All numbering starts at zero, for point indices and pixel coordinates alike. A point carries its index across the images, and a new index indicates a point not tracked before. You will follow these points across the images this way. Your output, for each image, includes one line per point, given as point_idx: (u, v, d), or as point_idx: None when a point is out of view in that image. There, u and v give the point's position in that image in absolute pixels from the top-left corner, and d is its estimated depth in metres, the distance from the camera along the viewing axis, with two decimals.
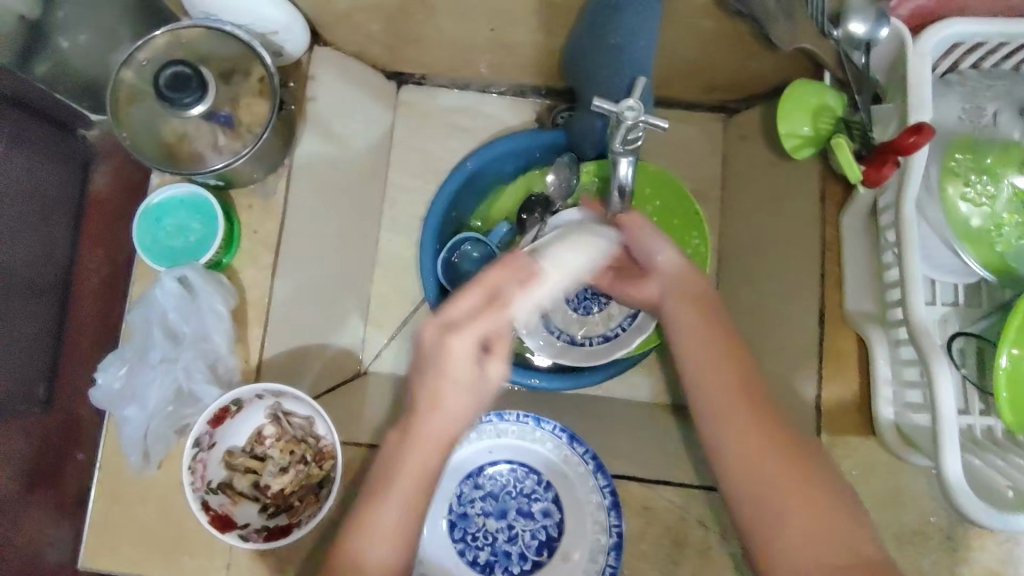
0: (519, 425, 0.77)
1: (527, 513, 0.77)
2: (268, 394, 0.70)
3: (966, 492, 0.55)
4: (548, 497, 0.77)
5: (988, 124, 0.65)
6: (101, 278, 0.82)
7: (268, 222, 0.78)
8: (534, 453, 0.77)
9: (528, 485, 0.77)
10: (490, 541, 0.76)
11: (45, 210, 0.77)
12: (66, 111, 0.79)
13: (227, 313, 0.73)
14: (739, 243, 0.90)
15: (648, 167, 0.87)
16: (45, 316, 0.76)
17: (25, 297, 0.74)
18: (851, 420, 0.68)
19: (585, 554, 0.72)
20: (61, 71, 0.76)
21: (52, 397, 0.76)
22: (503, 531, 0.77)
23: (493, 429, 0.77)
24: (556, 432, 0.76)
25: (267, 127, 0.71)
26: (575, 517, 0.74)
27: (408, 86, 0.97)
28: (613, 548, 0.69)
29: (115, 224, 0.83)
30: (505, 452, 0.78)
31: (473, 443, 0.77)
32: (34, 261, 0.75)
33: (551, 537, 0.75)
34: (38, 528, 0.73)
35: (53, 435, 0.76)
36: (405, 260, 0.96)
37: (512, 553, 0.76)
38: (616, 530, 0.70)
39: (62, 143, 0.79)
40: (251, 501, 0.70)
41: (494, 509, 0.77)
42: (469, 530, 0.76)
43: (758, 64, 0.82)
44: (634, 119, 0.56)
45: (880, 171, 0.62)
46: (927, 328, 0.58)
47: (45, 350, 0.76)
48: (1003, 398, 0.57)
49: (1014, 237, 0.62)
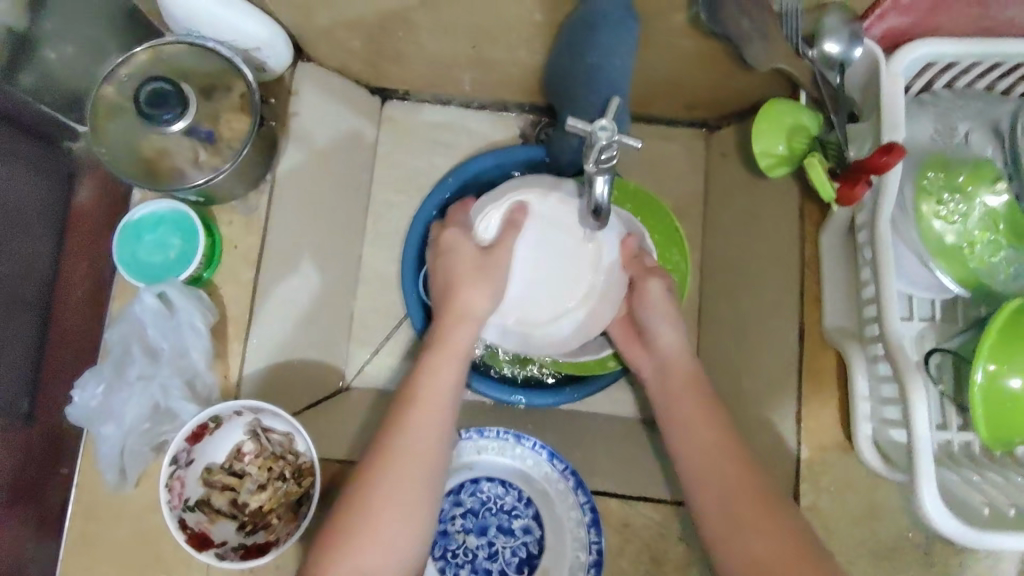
0: (499, 442, 0.77)
1: (507, 530, 0.77)
2: (247, 410, 0.69)
3: (938, 510, 0.56)
4: (529, 514, 0.76)
5: (960, 142, 0.66)
6: (85, 290, 0.81)
7: (249, 237, 0.77)
8: (516, 469, 0.77)
9: (509, 502, 0.77)
10: (471, 559, 0.76)
11: (25, 222, 0.75)
12: (53, 122, 0.79)
13: (207, 329, 0.72)
14: (720, 258, 0.91)
15: (628, 183, 0.88)
16: (23, 330, 0.74)
17: (7, 311, 0.73)
18: (829, 436, 0.68)
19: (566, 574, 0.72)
20: (45, 81, 0.77)
21: (34, 412, 0.75)
22: (484, 548, 0.76)
23: (473, 446, 0.77)
24: (537, 448, 0.75)
25: (246, 144, 0.71)
26: (555, 535, 0.74)
27: (393, 101, 0.98)
28: (594, 565, 0.69)
29: (100, 235, 0.83)
30: (487, 469, 0.78)
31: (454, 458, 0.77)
32: (14, 275, 0.74)
33: (532, 554, 0.75)
34: (17, 545, 0.72)
35: (35, 449, 0.74)
36: (388, 275, 0.96)
37: (493, 570, 0.75)
38: (596, 548, 0.69)
39: (46, 156, 0.78)
40: (230, 519, 0.69)
41: (475, 526, 0.77)
42: (449, 547, 0.76)
43: (736, 82, 0.82)
44: (608, 139, 0.55)
45: (852, 189, 0.63)
46: (903, 344, 0.58)
47: (26, 364, 0.75)
48: (979, 415, 0.57)
49: (986, 254, 0.63)
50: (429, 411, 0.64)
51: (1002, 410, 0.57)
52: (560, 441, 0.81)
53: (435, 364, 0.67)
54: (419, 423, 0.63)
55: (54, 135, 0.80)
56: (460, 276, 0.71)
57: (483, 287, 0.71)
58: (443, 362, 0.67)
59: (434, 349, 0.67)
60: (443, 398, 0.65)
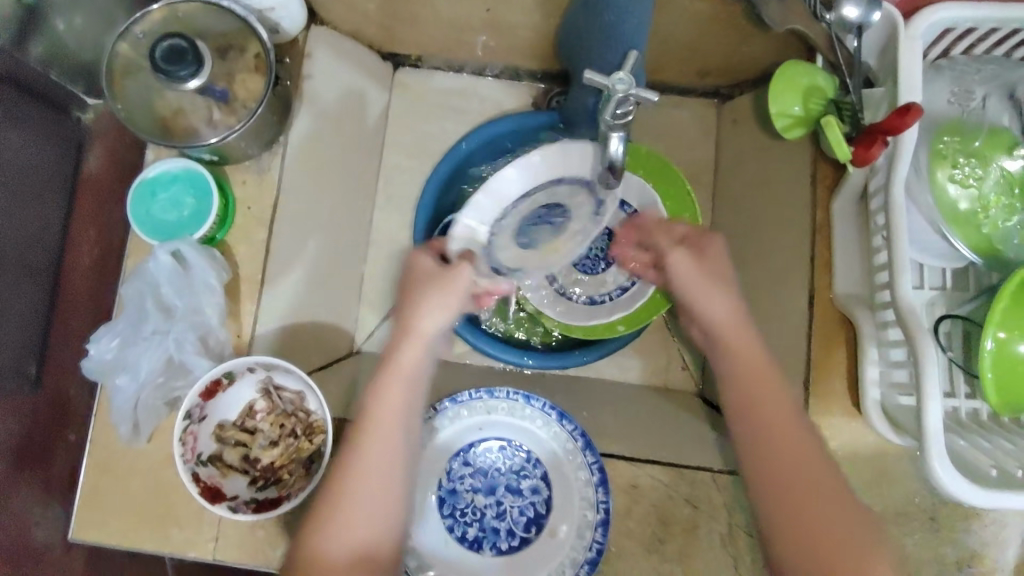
0: (509, 402, 0.78)
1: (516, 490, 0.78)
2: (260, 367, 0.70)
3: (948, 471, 0.56)
4: (537, 475, 0.78)
5: (976, 107, 0.65)
6: (92, 258, 0.85)
7: (264, 198, 0.77)
8: (520, 427, 0.79)
9: (518, 463, 0.79)
10: (479, 517, 0.77)
11: (38, 187, 0.77)
12: (61, 91, 0.81)
13: (221, 287, 0.73)
14: (729, 227, 0.91)
15: (640, 149, 0.88)
16: (37, 295, 0.77)
17: (18, 277, 0.74)
18: (838, 402, 0.69)
19: (573, 530, 0.73)
20: (54, 51, 0.78)
21: (41, 377, 0.78)
22: (492, 507, 0.78)
23: (483, 406, 0.78)
24: (546, 408, 0.77)
25: (260, 102, 0.71)
26: (563, 495, 0.75)
27: (404, 68, 0.98)
28: (602, 524, 0.69)
29: (106, 205, 0.86)
30: (498, 430, 0.79)
31: (465, 418, 0.78)
32: (27, 240, 0.75)
33: (540, 514, 0.76)
34: (26, 508, 0.76)
35: (42, 414, 0.78)
36: (398, 240, 0.97)
37: (501, 529, 0.77)
38: (604, 506, 0.70)
39: (58, 121, 0.80)
40: (241, 474, 0.70)
41: (483, 486, 0.79)
42: (458, 506, 0.78)
43: (750, 50, 0.83)
44: (625, 92, 0.55)
45: (868, 151, 0.62)
46: (915, 309, 0.59)
47: (37, 330, 0.77)
48: (988, 379, 0.58)
49: (1000, 219, 0.63)
50: (381, 431, 0.59)
51: (1011, 375, 0.57)
52: (569, 404, 0.82)
53: (383, 382, 0.61)
54: (404, 380, 0.61)
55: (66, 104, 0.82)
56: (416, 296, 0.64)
57: (434, 305, 0.63)
58: (391, 383, 0.61)
59: (404, 336, 0.62)
60: (393, 421, 0.60)
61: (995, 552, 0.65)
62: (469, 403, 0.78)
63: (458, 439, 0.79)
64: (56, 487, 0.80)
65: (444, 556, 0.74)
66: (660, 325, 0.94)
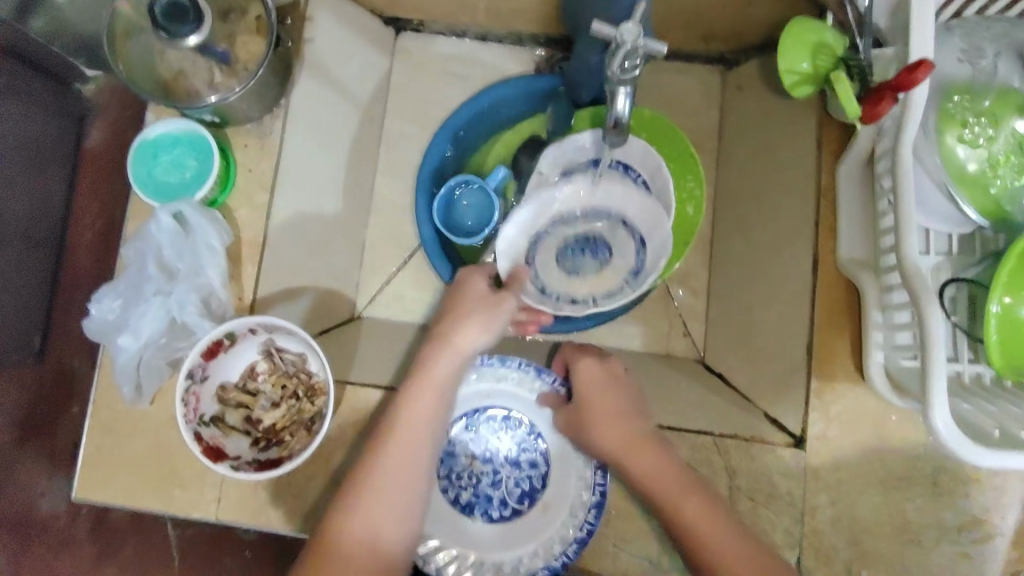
0: (520, 373, 0.79)
1: (514, 461, 0.79)
2: (261, 329, 0.70)
3: (951, 435, 0.55)
4: (537, 449, 0.79)
5: (987, 66, 0.64)
6: (94, 232, 0.95)
7: (263, 161, 0.76)
8: (527, 402, 0.80)
9: (520, 435, 0.79)
10: (474, 483, 0.78)
11: (42, 162, 0.88)
12: (61, 63, 0.90)
13: (223, 249, 0.73)
14: (733, 195, 0.90)
15: (643, 111, 0.88)
16: (44, 265, 0.89)
17: (27, 248, 0.87)
18: (840, 367, 0.68)
19: (565, 510, 0.74)
20: (56, 25, 0.86)
21: (45, 349, 0.90)
22: (488, 475, 0.78)
23: (494, 373, 0.79)
24: (556, 385, 0.79)
25: (261, 64, 0.69)
26: (561, 472, 0.77)
27: (406, 33, 0.97)
28: (596, 506, 0.70)
29: (111, 175, 0.96)
30: (503, 399, 0.80)
31: (473, 383, 0.79)
32: (32, 216, 0.87)
33: (535, 487, 0.77)
34: (30, 477, 0.88)
35: (45, 384, 0.91)
36: (400, 208, 0.97)
37: (494, 497, 0.77)
38: (600, 490, 0.71)
39: (67, 98, 0.92)
40: (243, 435, 0.70)
41: (481, 453, 0.79)
42: (454, 469, 0.78)
43: (756, 12, 0.82)
44: (633, 43, 0.54)
45: (876, 107, 0.62)
46: (921, 271, 0.58)
47: (43, 299, 0.90)
48: (992, 342, 0.57)
49: (1010, 180, 0.62)
50: (407, 436, 0.63)
51: (1018, 338, 0.57)
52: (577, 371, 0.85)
53: (416, 389, 0.65)
54: (436, 386, 0.65)
55: (68, 78, 0.93)
56: (464, 305, 0.69)
57: (480, 323, 0.68)
58: (423, 391, 0.65)
59: (446, 345, 0.67)
60: (421, 427, 0.64)
61: (996, 517, 0.65)
62: (483, 370, 0.79)
63: (465, 403, 0.80)
64: (61, 459, 0.92)
65: (434, 514, 0.75)
66: (662, 296, 0.96)
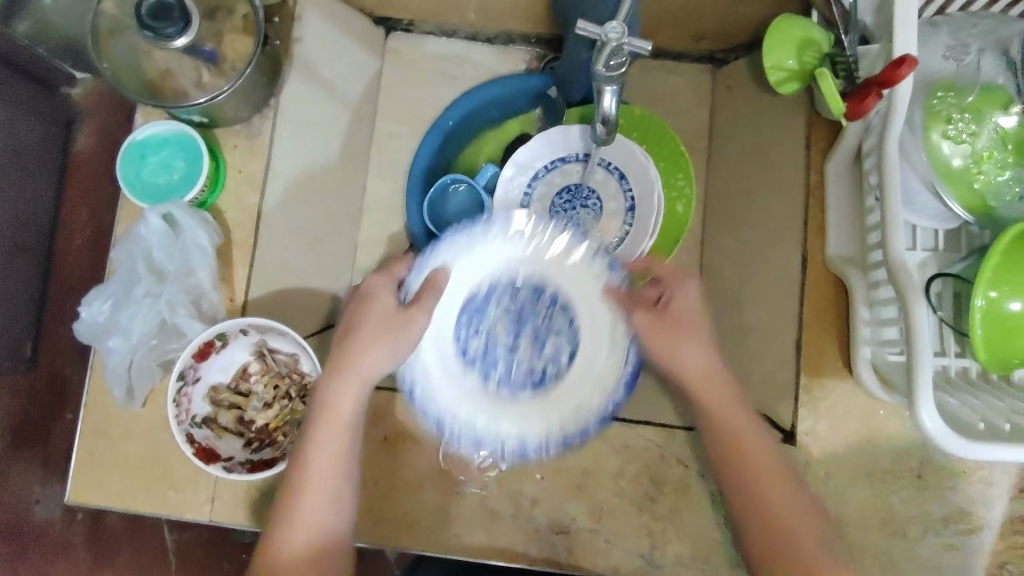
0: (590, 259, 0.80)
1: (538, 343, 0.79)
2: (253, 329, 0.70)
3: (937, 428, 0.56)
4: (567, 343, 0.79)
5: (971, 62, 0.65)
6: (84, 238, 0.96)
7: (252, 161, 0.76)
8: (587, 291, 0.79)
9: (557, 322, 0.80)
10: (489, 343, 0.79)
11: (35, 168, 0.90)
12: (51, 69, 0.91)
13: (213, 250, 0.72)
14: (722, 192, 0.91)
15: (631, 108, 0.89)
16: (31, 270, 0.90)
17: (15, 254, 0.87)
18: (828, 361, 0.69)
19: (567, 408, 0.75)
20: (42, 28, 0.86)
21: (35, 358, 0.91)
22: (507, 343, 0.80)
23: (569, 246, 0.81)
24: (623, 283, 0.78)
25: (248, 63, 0.69)
26: (582, 370, 0.77)
27: (396, 32, 0.98)
28: (603, 415, 0.74)
29: (99, 180, 0.96)
30: (561, 276, 0.81)
31: (547, 247, 0.81)
32: (21, 223, 0.88)
33: (545, 377, 0.78)
34: (25, 485, 0.90)
35: (38, 391, 0.92)
36: (391, 208, 0.97)
37: (501, 364, 0.78)
38: (613, 404, 0.74)
39: (54, 103, 0.93)
40: (236, 436, 0.70)
41: (513, 319, 0.80)
42: (478, 322, 0.80)
43: (744, 10, 0.83)
44: (618, 41, 0.54)
45: (862, 104, 0.62)
46: (906, 266, 0.58)
47: (31, 308, 0.90)
48: (977, 335, 0.58)
49: (993, 174, 0.63)
50: (315, 482, 0.62)
51: (1002, 332, 0.58)
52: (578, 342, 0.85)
53: (319, 429, 0.63)
54: (342, 425, 0.63)
55: (57, 83, 0.94)
56: (367, 333, 0.65)
57: (382, 351, 0.65)
58: (331, 433, 0.63)
59: (345, 372, 0.64)
60: (331, 471, 0.62)
61: (982, 510, 0.66)
62: (567, 239, 0.81)
63: (530, 262, 0.81)
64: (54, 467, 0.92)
65: (442, 347, 0.77)
66: None
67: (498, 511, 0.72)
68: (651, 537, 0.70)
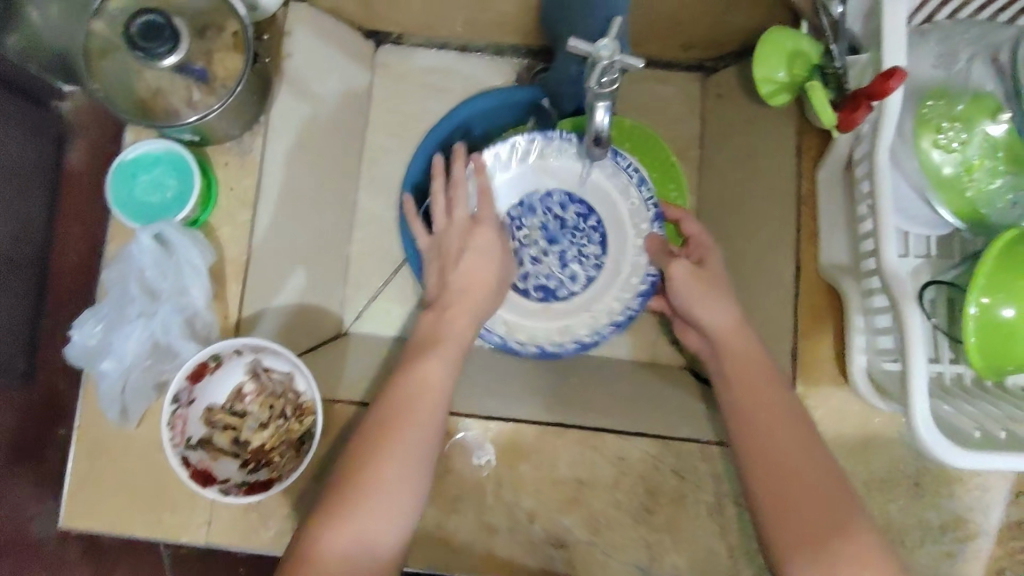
0: (637, 202, 0.85)
1: (563, 258, 0.88)
2: (247, 350, 0.70)
3: (932, 436, 0.56)
4: (589, 270, 0.88)
5: (960, 70, 0.65)
6: (77, 255, 0.96)
7: (244, 178, 0.76)
8: (623, 227, 0.86)
9: (591, 247, 0.88)
10: (522, 244, 0.87)
11: (24, 184, 0.89)
12: (40, 84, 0.90)
13: (206, 269, 0.72)
14: (714, 198, 0.91)
15: (624, 121, 0.90)
16: (23, 286, 0.89)
17: (8, 271, 0.87)
18: (823, 370, 0.69)
19: (554, 326, 0.87)
20: (33, 44, 0.83)
21: (31, 372, 0.91)
22: (537, 247, 0.88)
23: (626, 184, 0.85)
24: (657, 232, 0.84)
25: (239, 81, 0.69)
26: (588, 298, 0.87)
27: (387, 45, 0.98)
28: (580, 344, 0.84)
29: (91, 198, 0.96)
30: (604, 206, 0.87)
31: (605, 174, 0.86)
32: (15, 240, 0.88)
33: (555, 291, 0.88)
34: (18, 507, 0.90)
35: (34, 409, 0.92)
36: (384, 221, 0.97)
37: (523, 265, 0.87)
38: (596, 338, 0.85)
39: (43, 118, 0.91)
40: (232, 458, 0.70)
41: (551, 229, 0.88)
42: (523, 221, 0.87)
43: (734, 19, 0.83)
44: (609, 59, 0.55)
45: (853, 115, 0.62)
46: (899, 275, 0.59)
47: (24, 327, 0.90)
48: (971, 344, 0.58)
49: (985, 183, 0.63)
50: (419, 416, 0.59)
51: (995, 339, 0.57)
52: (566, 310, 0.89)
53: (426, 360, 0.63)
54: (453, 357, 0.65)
55: (48, 98, 0.92)
56: (484, 272, 0.71)
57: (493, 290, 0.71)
58: (435, 363, 0.63)
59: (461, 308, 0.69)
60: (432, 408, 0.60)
61: (979, 517, 0.66)
62: (623, 178, 0.85)
63: (581, 185, 0.87)
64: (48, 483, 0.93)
65: None
66: None
67: (495, 525, 0.71)
68: (648, 548, 0.70)
